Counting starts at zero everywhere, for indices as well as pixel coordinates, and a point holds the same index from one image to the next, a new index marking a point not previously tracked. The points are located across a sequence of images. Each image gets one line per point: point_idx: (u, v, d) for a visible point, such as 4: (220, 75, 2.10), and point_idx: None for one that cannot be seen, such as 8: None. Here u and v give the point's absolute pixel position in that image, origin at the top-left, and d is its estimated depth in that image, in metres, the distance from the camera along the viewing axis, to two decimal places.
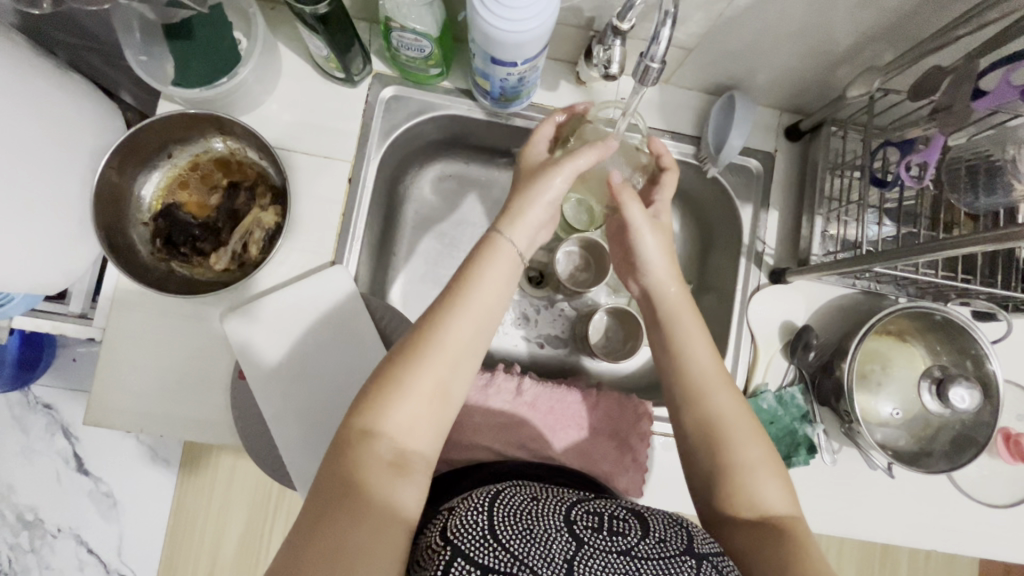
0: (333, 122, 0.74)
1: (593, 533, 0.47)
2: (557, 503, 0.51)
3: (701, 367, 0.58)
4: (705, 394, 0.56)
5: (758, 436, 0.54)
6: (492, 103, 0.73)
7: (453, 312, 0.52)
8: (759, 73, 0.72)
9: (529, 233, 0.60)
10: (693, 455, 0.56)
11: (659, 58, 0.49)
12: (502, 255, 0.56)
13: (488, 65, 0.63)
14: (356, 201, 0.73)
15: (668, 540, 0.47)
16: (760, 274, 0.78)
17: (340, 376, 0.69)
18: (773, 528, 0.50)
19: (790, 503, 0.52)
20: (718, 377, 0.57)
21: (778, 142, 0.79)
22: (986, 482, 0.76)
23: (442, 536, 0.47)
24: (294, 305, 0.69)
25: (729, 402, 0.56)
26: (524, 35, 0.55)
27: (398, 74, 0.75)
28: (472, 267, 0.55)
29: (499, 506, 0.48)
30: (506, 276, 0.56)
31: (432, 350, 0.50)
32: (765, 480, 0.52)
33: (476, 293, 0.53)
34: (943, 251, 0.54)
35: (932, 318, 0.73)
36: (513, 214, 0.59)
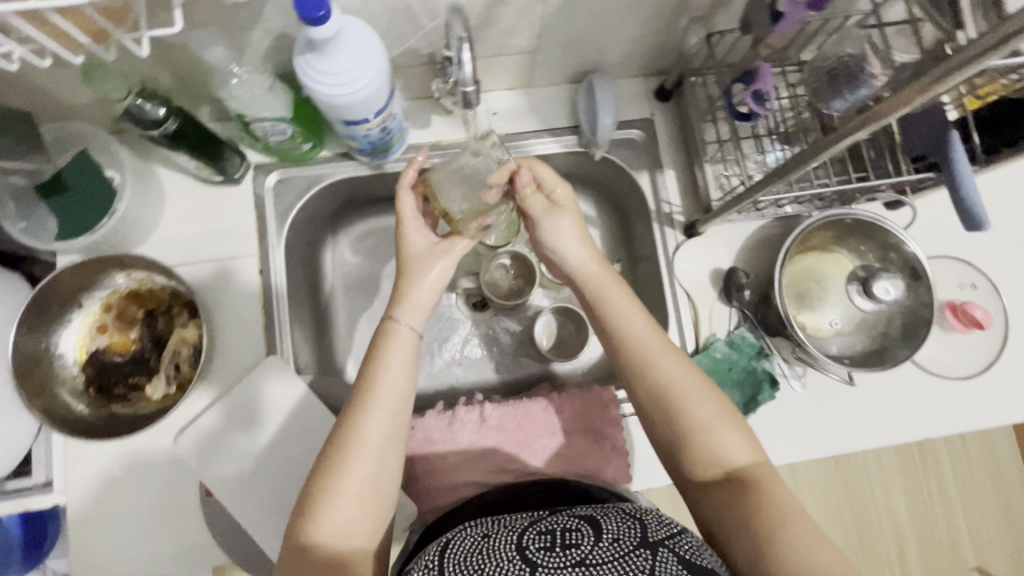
0: (228, 223, 0.75)
1: (545, 553, 0.47)
2: (510, 532, 0.51)
3: (640, 337, 0.57)
4: (650, 362, 0.56)
5: (711, 395, 0.54)
6: (370, 157, 0.75)
7: (360, 406, 0.53)
8: (608, 52, 0.75)
9: (424, 309, 0.60)
10: (653, 428, 0.55)
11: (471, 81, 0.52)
12: (399, 339, 0.57)
13: (345, 127, 0.64)
14: (272, 291, 0.74)
15: (622, 537, 0.48)
16: (676, 233, 0.80)
17: (307, 462, 0.69)
18: (736, 481, 0.50)
19: (750, 452, 0.52)
20: (661, 346, 0.57)
21: (652, 106, 0.81)
22: (952, 359, 0.78)
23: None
24: (240, 410, 0.69)
25: (674, 364, 0.55)
26: (349, 72, 0.55)
27: (276, 159, 0.77)
28: (377, 355, 0.56)
29: (449, 556, 0.49)
30: (404, 355, 0.57)
31: (350, 449, 0.51)
32: (723, 436, 0.52)
33: (377, 378, 0.54)
34: (823, 151, 0.53)
35: (844, 224, 0.75)
36: (405, 296, 0.60)
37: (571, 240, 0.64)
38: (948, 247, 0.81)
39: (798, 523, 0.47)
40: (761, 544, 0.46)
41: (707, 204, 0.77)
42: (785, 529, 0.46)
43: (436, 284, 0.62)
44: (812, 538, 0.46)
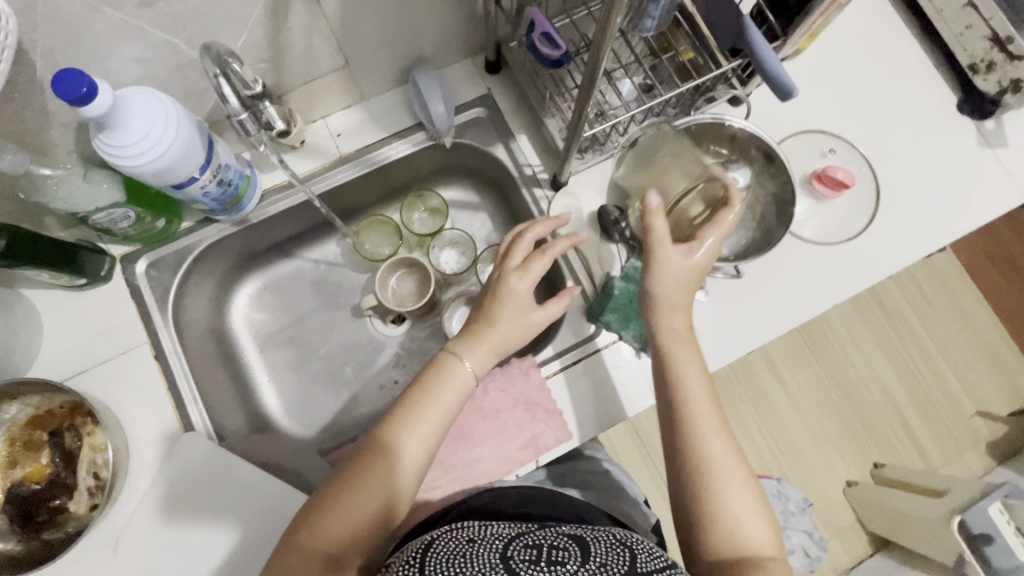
0: (109, 320, 0.74)
1: (530, 565, 0.45)
2: (495, 540, 0.50)
3: (698, 407, 0.59)
4: (700, 436, 0.57)
5: (752, 486, 0.56)
6: (226, 214, 0.75)
7: (403, 419, 0.59)
8: (421, 45, 0.76)
9: (494, 349, 0.64)
10: (679, 491, 0.57)
11: (238, 111, 0.55)
12: (457, 373, 0.62)
13: (178, 192, 0.65)
14: (172, 371, 0.74)
15: (610, 562, 0.46)
16: (546, 192, 0.81)
17: (252, 525, 0.68)
18: (754, 566, 0.52)
19: (770, 547, 0.54)
20: (718, 422, 0.59)
21: (486, 81, 0.83)
22: (832, 224, 0.81)
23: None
24: (171, 496, 0.68)
25: (722, 444, 0.57)
26: (144, 142, 0.56)
27: (140, 245, 0.77)
28: (436, 383, 0.62)
29: (431, 554, 0.46)
30: (455, 389, 0.62)
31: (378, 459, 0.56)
32: (746, 520, 0.55)
33: (426, 401, 0.60)
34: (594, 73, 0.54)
35: (691, 132, 0.78)
36: (478, 337, 0.64)
37: (670, 308, 0.63)
38: (798, 122, 0.83)
39: None
40: None
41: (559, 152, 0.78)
42: None
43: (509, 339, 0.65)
44: None
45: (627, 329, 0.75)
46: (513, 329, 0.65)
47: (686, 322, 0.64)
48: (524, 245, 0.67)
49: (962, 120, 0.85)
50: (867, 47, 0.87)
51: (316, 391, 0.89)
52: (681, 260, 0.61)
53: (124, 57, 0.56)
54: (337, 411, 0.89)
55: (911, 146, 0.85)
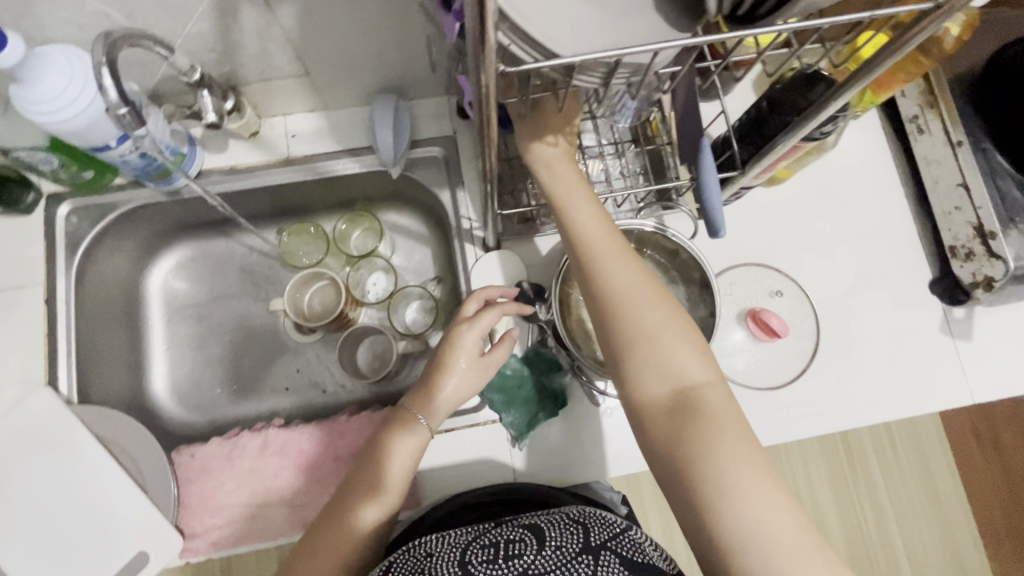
0: (16, 252, 0.75)
1: (486, 567, 0.48)
2: (450, 547, 0.51)
3: (596, 238, 0.54)
4: (603, 267, 0.52)
5: (677, 314, 0.51)
6: (153, 183, 0.75)
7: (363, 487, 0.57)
8: (391, 73, 0.76)
9: (449, 405, 0.62)
10: (608, 348, 0.52)
11: (117, 105, 0.55)
12: (413, 434, 0.60)
13: (96, 153, 0.66)
14: (57, 320, 0.74)
15: (564, 543, 0.49)
16: (476, 249, 0.79)
17: (73, 495, 0.67)
18: (681, 398, 0.48)
19: (705, 360, 0.50)
20: (616, 251, 0.53)
21: (454, 123, 0.82)
22: (758, 367, 0.76)
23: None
24: (12, 438, 0.68)
25: (628, 272, 0.52)
26: (56, 100, 0.56)
27: (68, 189, 0.77)
28: (398, 430, 0.60)
29: None
30: (410, 448, 0.60)
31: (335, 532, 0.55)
32: (679, 353, 0.50)
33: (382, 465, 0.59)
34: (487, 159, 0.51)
35: (633, 235, 0.75)
36: (430, 394, 0.61)
37: (553, 133, 0.55)
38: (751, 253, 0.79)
39: (735, 425, 0.46)
40: (685, 453, 0.46)
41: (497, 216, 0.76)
42: (719, 443, 0.45)
43: (460, 390, 0.62)
44: (742, 443, 0.46)
45: (507, 412, 0.72)
46: (466, 377, 0.62)
47: (578, 180, 0.56)
48: (478, 301, 0.65)
49: (930, 298, 0.80)
50: (852, 196, 0.82)
51: (208, 375, 0.88)
52: (552, 149, 0.56)
53: (62, 18, 0.57)
54: (219, 400, 0.88)
55: (867, 310, 0.79)
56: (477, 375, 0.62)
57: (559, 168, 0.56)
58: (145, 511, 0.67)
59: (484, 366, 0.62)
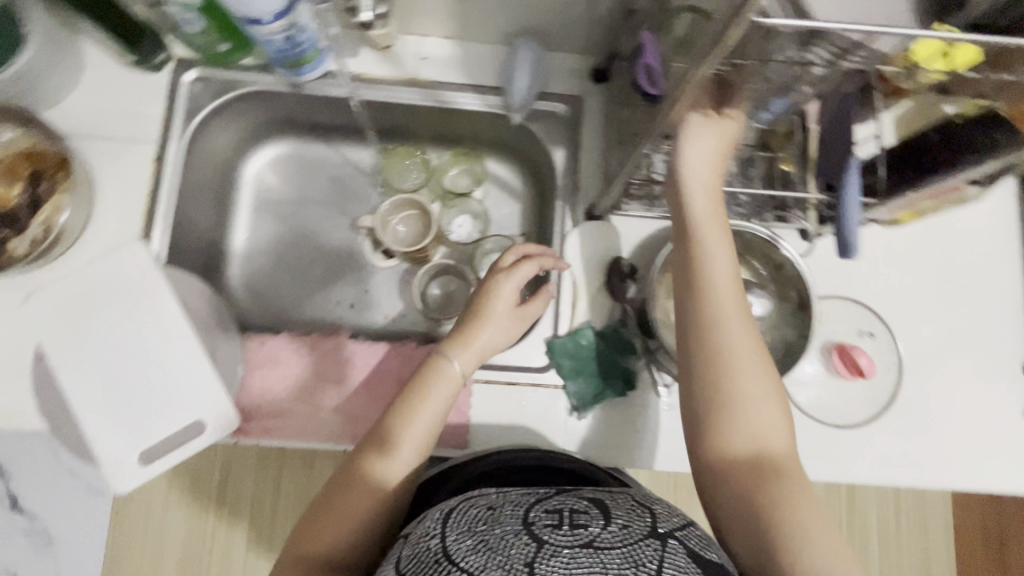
0: (136, 107, 0.76)
1: (552, 531, 0.47)
2: (515, 505, 0.50)
3: (721, 286, 0.54)
4: (724, 320, 0.53)
5: (758, 354, 0.53)
6: (283, 71, 0.74)
7: (393, 434, 0.55)
8: (540, 18, 0.74)
9: (478, 356, 0.61)
10: (685, 379, 0.54)
11: None
12: (445, 380, 0.58)
13: (246, 26, 0.65)
14: (161, 180, 0.75)
15: (631, 525, 0.47)
16: (577, 215, 0.77)
17: (144, 350, 0.69)
18: (763, 462, 0.50)
19: (787, 434, 0.52)
20: (733, 304, 0.54)
21: (584, 85, 0.80)
22: (828, 401, 0.75)
23: (403, 564, 0.48)
24: (99, 283, 0.70)
25: (743, 331, 0.53)
26: None
27: (199, 57, 0.77)
28: (421, 387, 0.57)
29: (452, 523, 0.49)
30: (442, 398, 0.57)
31: (357, 479, 0.53)
32: (767, 420, 0.51)
33: (412, 413, 0.56)
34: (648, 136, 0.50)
35: (743, 238, 0.73)
36: (465, 340, 0.60)
37: (716, 159, 0.54)
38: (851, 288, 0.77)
39: (813, 499, 0.48)
40: (760, 515, 0.48)
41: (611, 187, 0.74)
42: (799, 515, 0.47)
43: (494, 339, 0.62)
44: (818, 519, 0.47)
45: (574, 381, 0.72)
46: (502, 327, 0.62)
47: (717, 208, 0.56)
48: (512, 257, 0.65)
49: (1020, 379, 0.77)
50: (967, 256, 0.79)
51: (280, 272, 0.89)
52: (705, 155, 0.53)
53: None
54: (285, 299, 0.88)
55: (953, 374, 0.77)
56: (511, 322, 0.63)
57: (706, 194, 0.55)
58: (209, 382, 0.68)
59: (516, 317, 0.64)
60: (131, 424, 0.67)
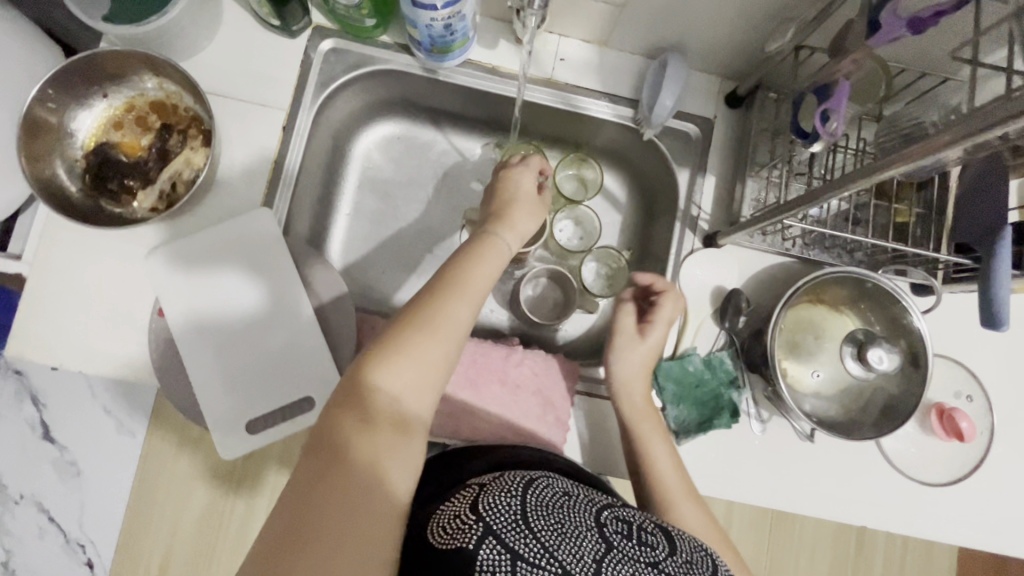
0: (269, 70, 0.74)
1: (622, 539, 0.49)
2: (588, 503, 0.53)
3: (671, 482, 0.63)
4: (676, 505, 0.62)
5: (689, 491, 0.63)
6: (427, 56, 0.73)
7: (448, 290, 0.51)
8: (692, 36, 0.72)
9: (521, 236, 0.63)
10: None
11: None
12: (495, 248, 0.58)
13: (412, 9, 0.63)
14: (287, 148, 0.74)
15: (694, 562, 0.49)
16: (694, 239, 0.77)
17: (260, 319, 0.69)
18: None
19: None
20: (688, 492, 0.63)
21: (717, 108, 0.79)
22: (917, 456, 0.76)
23: (472, 510, 0.49)
24: (222, 245, 0.69)
25: (694, 513, 0.62)
26: None
27: (337, 28, 0.76)
28: (469, 255, 0.56)
29: (532, 494, 0.51)
30: (494, 263, 0.57)
31: (422, 332, 0.48)
32: None
33: (467, 274, 0.53)
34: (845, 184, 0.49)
35: (862, 286, 0.73)
36: (509, 220, 0.62)
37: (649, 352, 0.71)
38: (956, 349, 0.77)
39: None
40: None
41: (736, 218, 0.74)
42: None
43: (532, 226, 0.65)
44: None
45: (675, 406, 0.73)
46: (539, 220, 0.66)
47: (660, 422, 0.68)
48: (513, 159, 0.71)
49: None
50: None
51: (377, 254, 0.89)
52: (650, 336, 0.71)
53: None
54: (380, 280, 0.88)
55: None
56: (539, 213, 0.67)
57: (645, 415, 0.68)
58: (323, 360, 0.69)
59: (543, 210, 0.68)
60: (241, 391, 0.68)
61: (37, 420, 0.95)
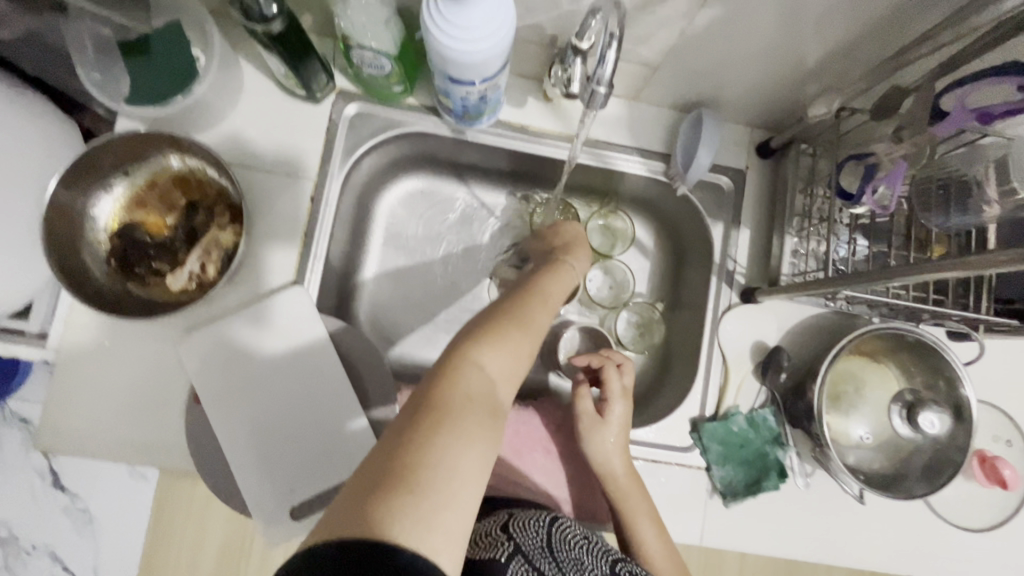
0: (294, 139, 0.72)
1: None
2: (603, 551, 0.52)
3: (660, 561, 0.61)
4: None
5: (680, 570, 0.61)
6: (456, 120, 0.72)
7: (532, 299, 0.54)
8: (726, 91, 0.71)
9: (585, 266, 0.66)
10: None
11: (605, 82, 0.49)
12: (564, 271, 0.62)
13: (447, 83, 0.62)
14: (317, 219, 0.72)
15: None
16: (731, 293, 0.77)
17: (300, 400, 0.67)
18: None
19: None
20: (676, 573, 0.61)
21: (749, 158, 0.78)
22: (962, 505, 0.75)
23: (504, 531, 0.52)
24: (258, 323, 0.68)
25: None
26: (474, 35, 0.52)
27: (362, 91, 0.74)
28: (545, 275, 0.60)
29: (558, 528, 0.53)
30: (566, 285, 0.60)
31: (521, 320, 0.50)
32: None
33: (545, 291, 0.56)
34: (917, 273, 0.50)
35: (903, 338, 0.71)
36: (575, 251, 0.67)
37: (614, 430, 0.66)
38: (997, 396, 0.77)
39: None
40: None
41: (775, 276, 0.74)
42: None
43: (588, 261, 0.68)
44: None
45: (721, 467, 0.73)
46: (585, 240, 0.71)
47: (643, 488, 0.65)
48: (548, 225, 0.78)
49: None
50: None
51: (403, 310, 0.85)
52: (620, 409, 0.67)
53: None
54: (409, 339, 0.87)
55: None
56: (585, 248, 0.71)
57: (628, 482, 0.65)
58: (366, 438, 0.68)
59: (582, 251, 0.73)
60: (282, 476, 0.66)
61: (46, 469, 0.97)
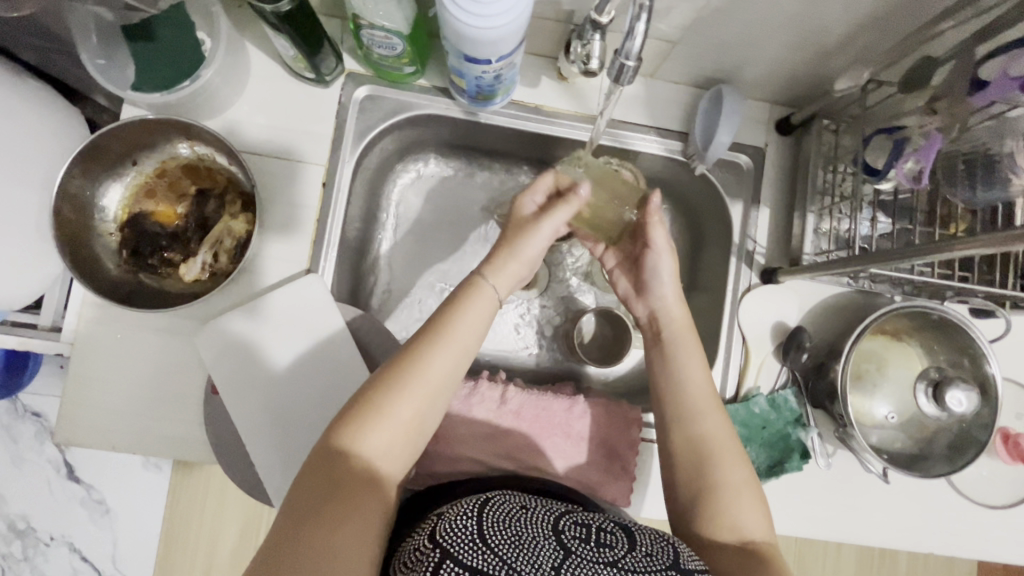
0: (304, 125, 0.71)
1: (580, 543, 0.46)
2: (545, 512, 0.50)
3: (695, 390, 0.57)
4: (695, 417, 0.56)
5: (715, 403, 0.57)
6: (470, 102, 0.70)
7: (433, 342, 0.50)
8: (747, 67, 0.69)
9: (518, 273, 0.59)
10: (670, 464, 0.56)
11: (634, 56, 0.48)
12: (481, 294, 0.55)
13: (461, 63, 0.60)
14: (330, 206, 0.71)
15: (654, 554, 0.46)
16: (751, 274, 0.76)
17: (319, 389, 0.66)
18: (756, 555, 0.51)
19: (766, 528, 0.53)
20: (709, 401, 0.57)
21: (769, 135, 0.76)
22: (986, 483, 0.75)
23: (430, 539, 0.45)
24: (275, 312, 0.67)
25: (719, 426, 0.56)
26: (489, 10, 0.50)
27: (372, 73, 0.72)
28: (453, 303, 0.54)
29: (489, 511, 0.47)
30: (485, 313, 0.54)
31: (410, 380, 0.48)
32: (749, 511, 0.52)
33: (453, 325, 0.52)
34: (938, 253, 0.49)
35: (927, 318, 0.70)
36: (501, 259, 0.58)
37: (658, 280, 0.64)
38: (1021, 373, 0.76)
39: None
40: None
41: (797, 256, 0.72)
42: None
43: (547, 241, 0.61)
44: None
45: (743, 449, 0.73)
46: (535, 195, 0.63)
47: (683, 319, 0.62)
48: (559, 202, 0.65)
49: None
50: None
51: (418, 295, 0.83)
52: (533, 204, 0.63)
53: None
54: None
55: None
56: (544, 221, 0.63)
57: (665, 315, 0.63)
58: None
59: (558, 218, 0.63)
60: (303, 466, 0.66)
61: (60, 462, 0.98)
